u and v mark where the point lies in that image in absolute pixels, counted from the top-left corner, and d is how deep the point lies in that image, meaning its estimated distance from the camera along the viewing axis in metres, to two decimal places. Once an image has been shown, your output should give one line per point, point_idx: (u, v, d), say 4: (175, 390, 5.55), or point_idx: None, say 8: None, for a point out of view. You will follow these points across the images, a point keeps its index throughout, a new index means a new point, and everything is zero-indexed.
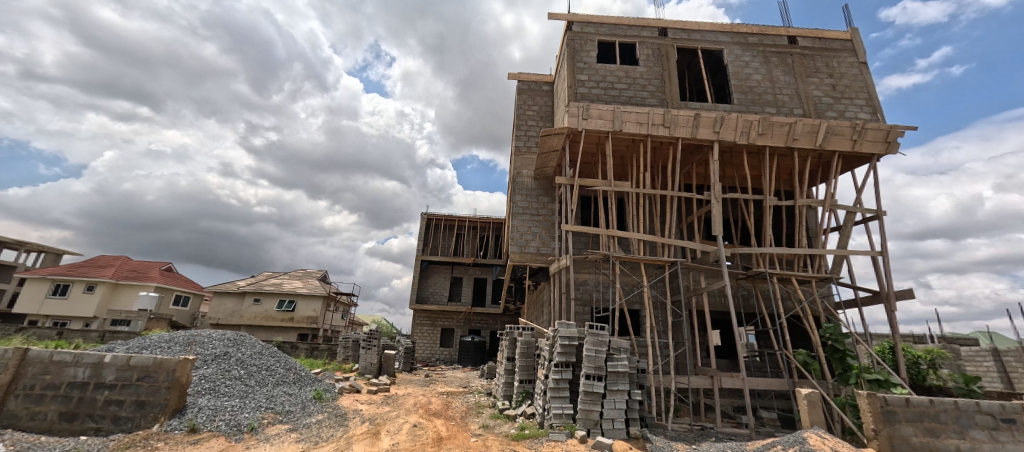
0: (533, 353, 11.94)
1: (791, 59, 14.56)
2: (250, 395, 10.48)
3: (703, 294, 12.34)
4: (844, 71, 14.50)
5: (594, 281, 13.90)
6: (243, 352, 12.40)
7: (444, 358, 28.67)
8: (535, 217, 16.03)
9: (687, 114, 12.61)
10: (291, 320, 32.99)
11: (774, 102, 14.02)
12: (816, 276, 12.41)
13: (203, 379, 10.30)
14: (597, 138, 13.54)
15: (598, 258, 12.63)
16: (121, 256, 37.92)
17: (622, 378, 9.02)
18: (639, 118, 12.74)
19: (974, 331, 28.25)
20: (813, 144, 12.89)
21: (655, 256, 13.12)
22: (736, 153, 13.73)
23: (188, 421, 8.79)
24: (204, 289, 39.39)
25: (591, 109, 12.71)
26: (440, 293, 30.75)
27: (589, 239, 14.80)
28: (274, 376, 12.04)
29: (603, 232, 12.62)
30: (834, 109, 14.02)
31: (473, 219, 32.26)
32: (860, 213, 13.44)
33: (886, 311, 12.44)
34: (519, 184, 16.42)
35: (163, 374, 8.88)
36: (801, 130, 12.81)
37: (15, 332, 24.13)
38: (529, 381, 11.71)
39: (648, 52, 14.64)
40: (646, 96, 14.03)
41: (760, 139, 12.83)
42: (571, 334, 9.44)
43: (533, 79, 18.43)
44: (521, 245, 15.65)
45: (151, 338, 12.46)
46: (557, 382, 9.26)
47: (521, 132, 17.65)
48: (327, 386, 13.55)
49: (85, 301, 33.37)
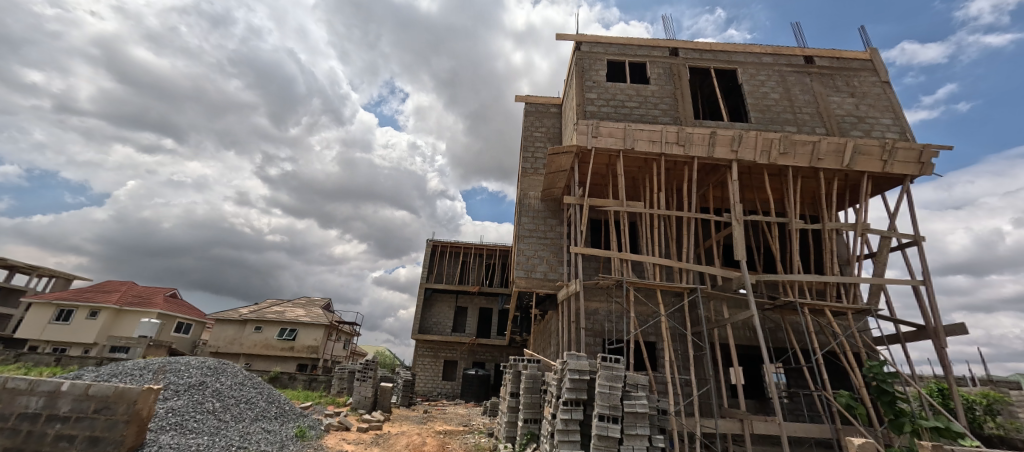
0: (539, 388, 10.81)
1: (809, 78, 13.75)
2: (221, 432, 9.37)
3: (727, 325, 11.20)
4: (867, 90, 13.52)
5: (605, 310, 12.90)
6: (222, 382, 11.36)
7: (446, 392, 27.07)
8: (543, 240, 15.13)
9: (702, 131, 11.91)
10: (291, 350, 31.81)
11: (794, 121, 13.05)
12: (852, 308, 11.29)
13: (170, 412, 9.25)
14: (608, 158, 12.83)
15: (610, 284, 11.62)
16: (127, 282, 37.57)
17: (641, 420, 7.85)
18: (652, 136, 12.06)
19: (1018, 374, 26.08)
20: (839, 164, 11.97)
21: (673, 282, 12.10)
22: (757, 175, 12.82)
23: None
24: (205, 317, 38.59)
25: (601, 126, 12.10)
26: (443, 323, 29.54)
27: (600, 263, 13.84)
28: (252, 410, 10.95)
29: (615, 255, 11.67)
30: (858, 128, 12.92)
31: (479, 247, 31.41)
32: (896, 239, 12.34)
33: (936, 349, 11.14)
34: (526, 206, 15.68)
35: (123, 406, 7.87)
36: (825, 149, 11.99)
37: (14, 358, 23.19)
38: (535, 420, 10.52)
39: (659, 71, 14.05)
40: (658, 115, 13.27)
41: (781, 159, 11.98)
42: (582, 367, 8.37)
43: (540, 102, 18.03)
44: (527, 270, 14.71)
45: (125, 365, 11.46)
46: (566, 424, 8.10)
47: (529, 153, 17.02)
48: (312, 423, 12.37)
49: (86, 327, 32.64)
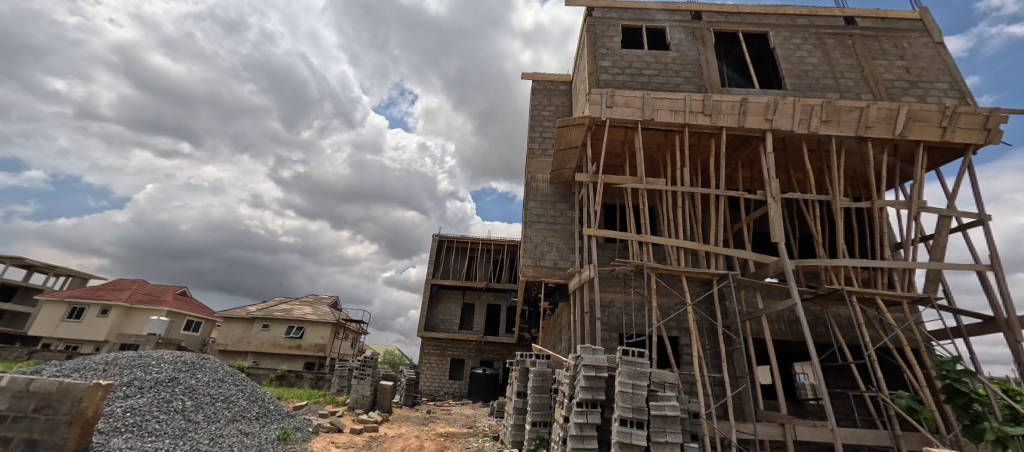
0: (549, 388, 9.56)
1: (851, 41, 11.78)
2: (187, 435, 8.25)
3: (763, 316, 9.86)
4: (918, 53, 11.55)
5: (622, 302, 11.63)
6: (197, 378, 10.30)
7: (453, 392, 25.90)
8: (552, 226, 13.86)
9: (731, 99, 10.23)
10: (297, 348, 30.93)
11: (836, 87, 11.07)
12: (907, 297, 9.79)
13: (128, 412, 8.18)
14: (624, 131, 11.40)
15: (629, 271, 10.30)
16: (137, 279, 37.25)
17: (672, 425, 6.55)
18: (674, 105, 10.51)
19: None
20: (890, 133, 9.98)
21: (699, 268, 10.72)
22: (794, 150, 11.09)
23: None
24: (214, 314, 38.10)
25: (617, 95, 10.68)
26: (450, 320, 28.41)
27: (616, 250, 12.50)
28: (230, 410, 9.84)
29: (633, 238, 10.33)
30: (911, 94, 10.98)
31: (487, 242, 30.16)
32: (957, 218, 10.70)
33: (1009, 344, 9.62)
34: (534, 189, 14.39)
35: (66, 405, 6.80)
36: (875, 115, 9.98)
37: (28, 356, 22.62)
38: (545, 423, 9.26)
39: (681, 36, 12.34)
40: (680, 83, 11.63)
41: (824, 128, 10.05)
42: (599, 363, 7.12)
43: (549, 79, 16.72)
44: (535, 259, 13.45)
45: (93, 358, 10.41)
46: (580, 429, 6.85)
47: (537, 133, 15.69)
48: (299, 424, 11.25)
49: (96, 325, 32.18)
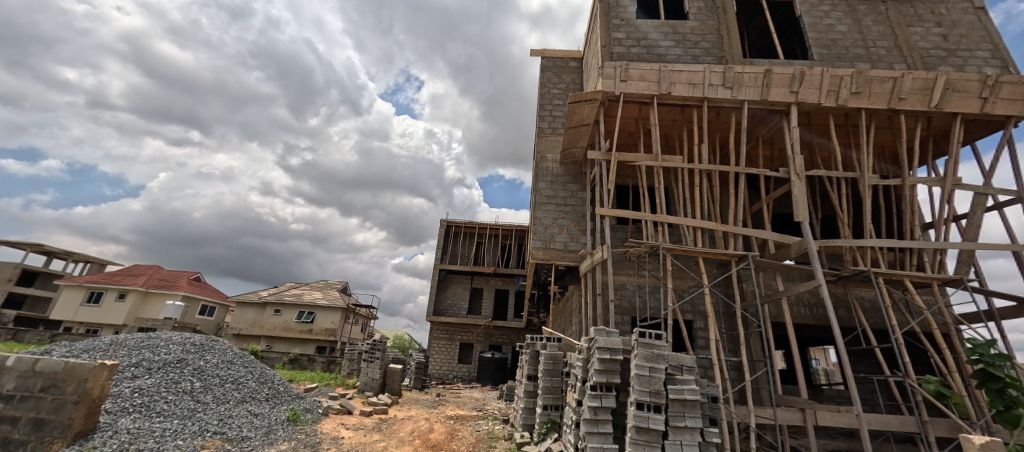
0: (560, 371, 9.34)
1: (883, 7, 11.04)
2: (195, 416, 8.18)
3: (783, 299, 9.45)
4: (957, 19, 10.79)
5: (635, 285, 11.30)
6: (206, 360, 10.26)
7: (462, 376, 25.98)
8: (562, 207, 13.48)
9: (754, 70, 9.66)
10: (309, 332, 31.20)
11: (867, 56, 10.43)
12: (937, 278, 9.30)
13: (136, 392, 8.13)
14: (638, 107, 10.90)
15: (643, 252, 9.91)
16: (152, 265, 37.75)
17: (691, 410, 6.28)
18: (692, 78, 9.96)
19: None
20: (925, 105, 9.39)
21: (717, 249, 10.30)
22: (819, 125, 10.52)
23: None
24: (227, 299, 38.59)
25: (632, 68, 10.15)
26: (458, 305, 28.35)
27: (629, 231, 12.10)
28: (239, 391, 9.79)
29: (648, 218, 9.92)
30: (948, 64, 10.30)
31: (495, 227, 29.85)
32: (993, 196, 10.11)
33: None
34: (543, 170, 13.99)
35: (72, 385, 6.71)
36: (909, 86, 9.37)
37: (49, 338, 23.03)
38: (557, 407, 9.06)
39: (701, 4, 11.69)
40: (699, 54, 11.08)
41: (853, 100, 9.47)
42: (614, 346, 6.83)
43: (559, 56, 16.14)
44: (545, 241, 13.11)
45: (102, 340, 10.40)
46: (594, 412, 6.61)
47: (546, 112, 15.19)
48: (309, 406, 11.19)
49: (114, 309, 32.74)
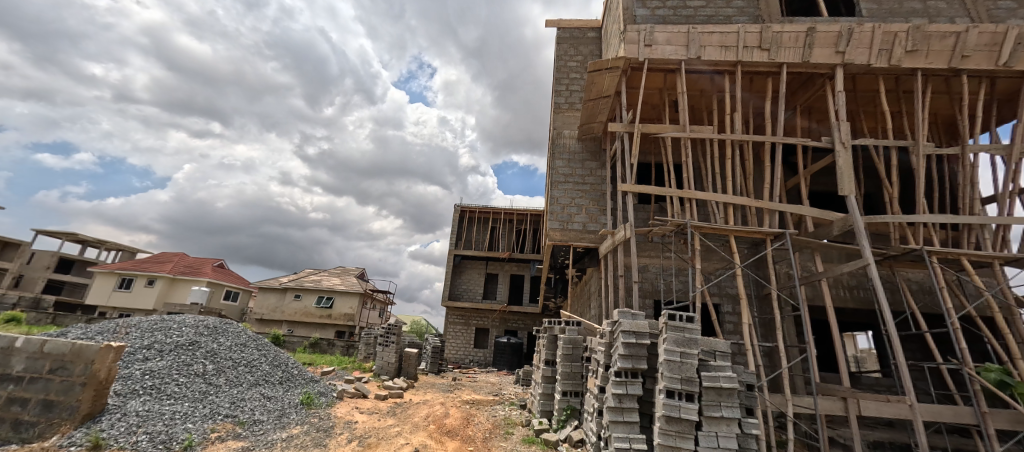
0: (580, 356, 8.88)
1: None
2: (207, 399, 8.00)
3: (824, 280, 8.69)
4: None
5: (659, 266, 10.67)
6: (219, 342, 10.13)
7: (479, 360, 25.85)
8: (581, 186, 12.85)
9: (795, 29, 8.78)
10: (330, 317, 31.49)
11: (924, 11, 9.42)
12: (1000, 257, 8.39)
13: (147, 374, 8.00)
14: (664, 76, 10.14)
15: (669, 231, 9.25)
16: (177, 252, 38.62)
17: (727, 398, 5.74)
18: (724, 40, 9.13)
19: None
20: (991, 63, 8.40)
21: (750, 226, 9.55)
22: (866, 89, 9.60)
23: (92, 434, 6.25)
24: (249, 285, 39.30)
25: (658, 31, 9.37)
26: (474, 290, 28.12)
27: (652, 209, 11.42)
28: (252, 374, 9.65)
29: (674, 194, 9.23)
30: (1019, 17, 9.22)
31: (510, 211, 29.34)
32: None
33: None
34: (560, 146, 13.35)
35: (79, 367, 6.55)
36: (974, 42, 8.39)
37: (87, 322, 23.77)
38: (576, 393, 8.62)
39: None
40: (732, 14, 10.21)
41: (908, 60, 8.53)
42: (640, 329, 6.30)
43: (576, 26, 15.27)
44: (563, 221, 12.54)
45: (118, 322, 10.35)
46: (619, 400, 6.13)
47: (563, 86, 14.45)
48: (323, 389, 11.02)
49: (142, 295, 33.62)
